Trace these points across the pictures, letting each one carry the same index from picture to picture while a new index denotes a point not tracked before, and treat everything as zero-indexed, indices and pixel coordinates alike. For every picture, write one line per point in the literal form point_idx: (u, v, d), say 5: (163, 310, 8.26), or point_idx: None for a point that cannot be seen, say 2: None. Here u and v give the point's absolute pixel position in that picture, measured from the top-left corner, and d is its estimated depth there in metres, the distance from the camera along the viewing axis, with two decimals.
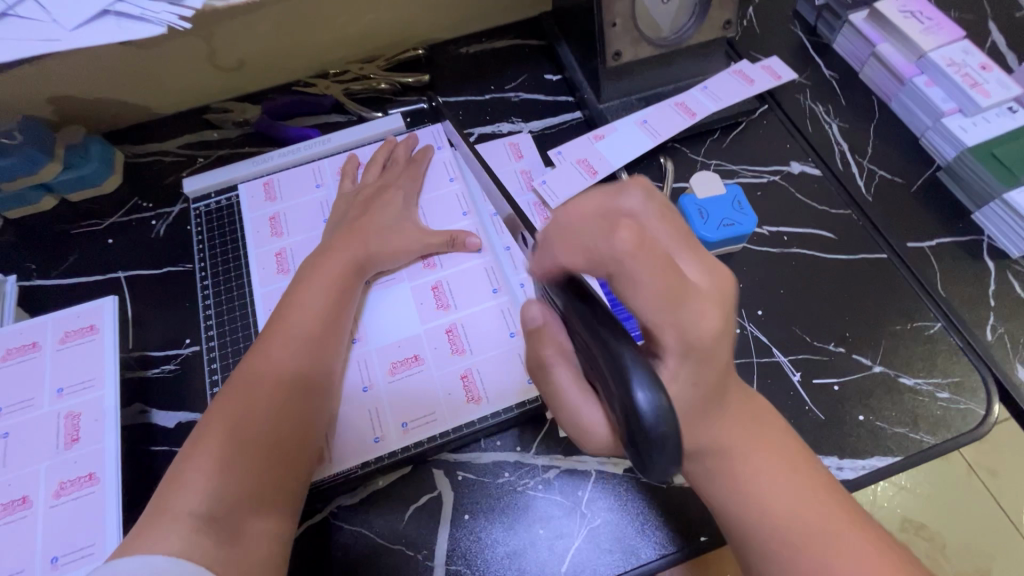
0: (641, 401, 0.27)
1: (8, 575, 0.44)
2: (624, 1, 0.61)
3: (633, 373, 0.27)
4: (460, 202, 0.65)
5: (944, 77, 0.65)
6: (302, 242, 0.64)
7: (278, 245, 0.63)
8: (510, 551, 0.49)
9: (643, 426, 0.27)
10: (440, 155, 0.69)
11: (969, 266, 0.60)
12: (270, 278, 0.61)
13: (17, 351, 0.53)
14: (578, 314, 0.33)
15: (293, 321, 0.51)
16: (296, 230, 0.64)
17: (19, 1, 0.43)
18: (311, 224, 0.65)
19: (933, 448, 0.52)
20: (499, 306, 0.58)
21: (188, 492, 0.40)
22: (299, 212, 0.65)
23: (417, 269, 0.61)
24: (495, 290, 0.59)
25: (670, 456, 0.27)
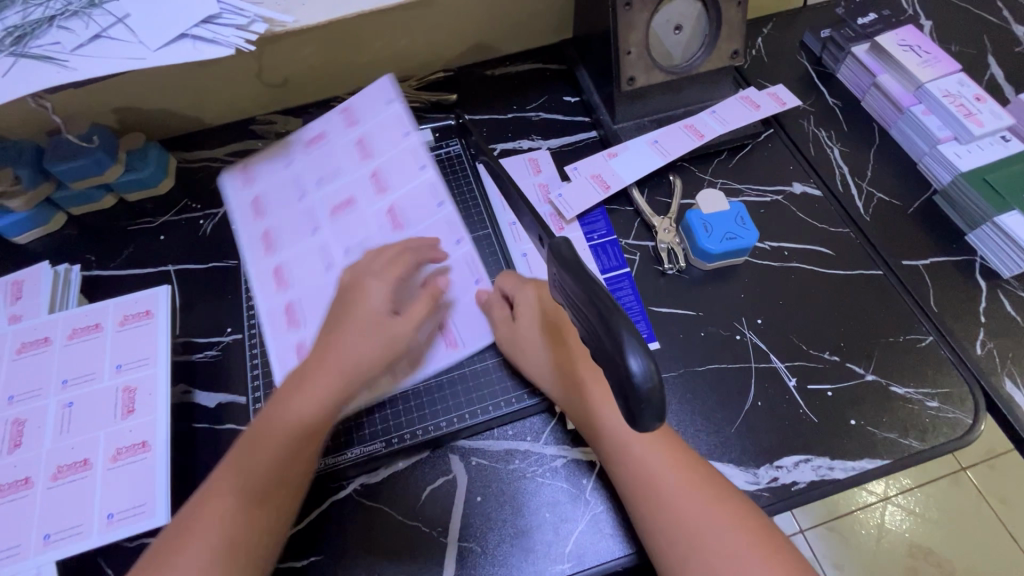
0: (635, 366, 0.32)
1: (68, 528, 0.49)
2: (639, 31, 0.66)
3: (628, 345, 0.32)
4: (416, 156, 0.63)
5: (940, 107, 0.69)
6: (295, 254, 0.63)
7: (272, 262, 0.62)
8: (517, 531, 0.53)
9: (634, 387, 0.32)
10: (392, 107, 0.65)
11: (962, 285, 0.63)
12: (270, 295, 0.61)
13: (82, 330, 0.59)
14: (585, 298, 0.36)
15: (273, 430, 0.49)
16: (289, 242, 0.63)
17: (112, 24, 0.50)
18: (301, 235, 0.63)
19: (921, 453, 0.54)
20: (464, 255, 0.61)
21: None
22: (288, 224, 0.64)
23: (384, 227, 0.62)
24: (458, 239, 0.62)
25: (657, 414, 0.32)
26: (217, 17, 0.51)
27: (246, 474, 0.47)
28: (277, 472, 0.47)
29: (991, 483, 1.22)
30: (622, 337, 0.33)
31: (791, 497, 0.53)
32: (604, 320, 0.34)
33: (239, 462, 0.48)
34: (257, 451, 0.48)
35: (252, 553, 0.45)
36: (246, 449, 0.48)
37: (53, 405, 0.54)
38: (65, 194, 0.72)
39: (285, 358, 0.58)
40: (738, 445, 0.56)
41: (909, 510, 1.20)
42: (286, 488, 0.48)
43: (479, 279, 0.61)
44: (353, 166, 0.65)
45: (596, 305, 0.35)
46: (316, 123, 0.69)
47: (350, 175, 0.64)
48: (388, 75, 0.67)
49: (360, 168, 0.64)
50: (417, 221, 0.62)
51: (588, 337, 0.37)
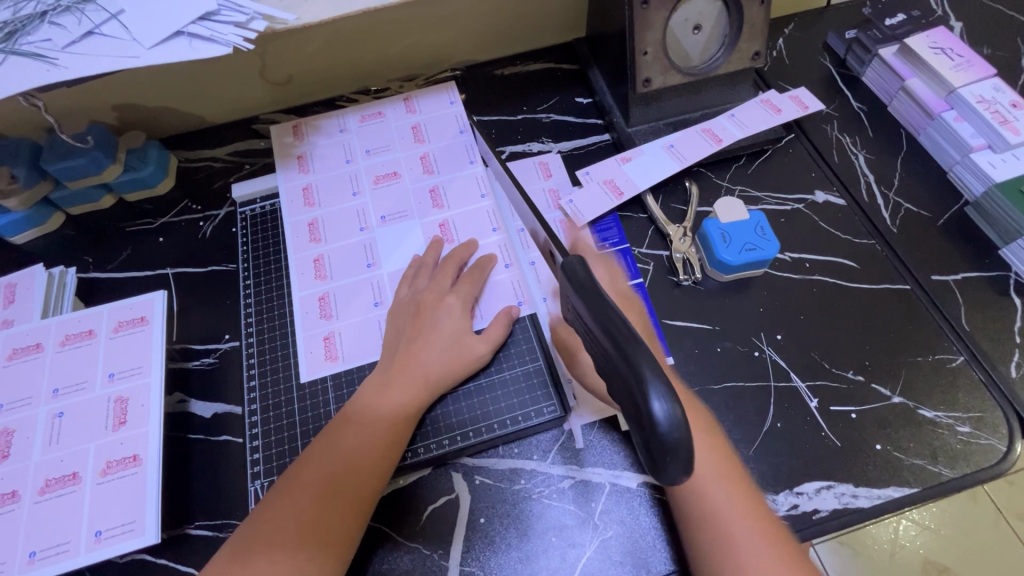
0: (658, 410, 0.31)
1: (54, 546, 0.47)
2: (656, 30, 0.63)
3: (652, 388, 0.31)
4: (479, 184, 0.67)
5: (973, 113, 0.65)
6: (339, 248, 0.64)
7: (316, 252, 0.64)
8: (522, 555, 0.51)
9: (659, 433, 0.31)
10: (461, 137, 0.71)
11: (995, 302, 0.60)
12: (308, 284, 0.62)
13: (74, 337, 0.57)
14: (606, 335, 0.34)
15: (358, 424, 0.52)
16: (335, 238, 0.65)
17: (106, 21, 0.48)
18: (347, 231, 0.65)
19: (951, 482, 0.51)
20: (497, 243, 0.64)
21: (242, 536, 0.46)
22: (336, 220, 0.66)
23: (427, 208, 0.66)
24: (495, 229, 0.65)
25: (683, 467, 0.31)
26: (215, 14, 0.49)
27: (325, 465, 0.49)
28: (361, 460, 0.50)
29: (1011, 500, 1.18)
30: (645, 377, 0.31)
31: (812, 526, 0.50)
32: (622, 354, 0.33)
33: (325, 449, 0.51)
34: (342, 442, 0.51)
35: (327, 529, 0.47)
36: (331, 439, 0.51)
37: (43, 415, 0.53)
38: (63, 194, 0.70)
39: (314, 340, 0.59)
40: (756, 469, 0.53)
41: (923, 525, 1.17)
42: (364, 482, 0.49)
43: (508, 264, 0.62)
44: (415, 177, 0.68)
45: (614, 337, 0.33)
46: (372, 111, 0.74)
47: (409, 190, 0.67)
48: (449, 82, 0.75)
49: (420, 181, 0.68)
50: (469, 230, 0.65)
51: (606, 370, 0.36)
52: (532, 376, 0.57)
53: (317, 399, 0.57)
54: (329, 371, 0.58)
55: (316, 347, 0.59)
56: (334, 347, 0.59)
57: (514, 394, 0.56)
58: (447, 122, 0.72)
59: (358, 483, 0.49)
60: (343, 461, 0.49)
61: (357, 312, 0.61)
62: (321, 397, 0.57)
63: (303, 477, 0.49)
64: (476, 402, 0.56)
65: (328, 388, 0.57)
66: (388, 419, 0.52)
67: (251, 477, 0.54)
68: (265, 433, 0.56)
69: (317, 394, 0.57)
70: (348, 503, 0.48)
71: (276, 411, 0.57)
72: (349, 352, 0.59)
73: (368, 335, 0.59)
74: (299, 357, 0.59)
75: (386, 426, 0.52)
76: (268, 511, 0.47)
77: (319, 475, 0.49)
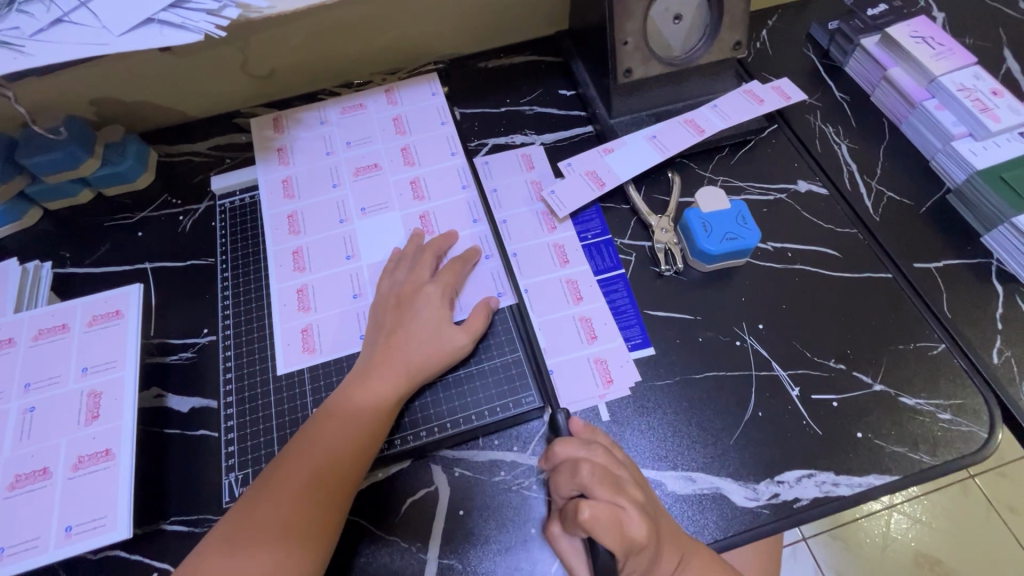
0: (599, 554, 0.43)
1: (24, 542, 0.46)
2: (636, 20, 0.63)
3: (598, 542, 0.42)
4: (460, 175, 0.67)
5: (954, 101, 0.65)
6: (319, 240, 0.64)
7: (295, 243, 0.64)
8: (501, 548, 0.50)
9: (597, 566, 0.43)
10: (443, 129, 0.71)
11: (977, 289, 0.60)
12: (287, 276, 0.62)
13: (48, 331, 0.56)
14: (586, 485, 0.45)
15: (338, 420, 0.51)
16: (314, 230, 0.64)
17: (75, 9, 0.47)
18: (327, 223, 0.65)
19: (932, 468, 0.51)
20: (476, 234, 0.64)
21: (219, 538, 0.45)
22: (315, 212, 0.66)
23: (408, 200, 0.66)
24: (475, 220, 0.65)
25: None
26: (187, 1, 0.48)
27: (306, 463, 0.48)
28: (341, 457, 0.49)
29: (1000, 492, 1.19)
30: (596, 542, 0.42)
31: (792, 514, 0.50)
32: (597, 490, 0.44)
33: (301, 448, 0.50)
34: (320, 441, 0.50)
35: (306, 527, 0.46)
36: (310, 435, 0.50)
37: (14, 409, 0.52)
38: (40, 188, 0.69)
39: (291, 333, 0.59)
40: (737, 458, 0.52)
41: (915, 518, 1.17)
42: (343, 478, 0.49)
43: (489, 255, 0.62)
44: (395, 169, 0.68)
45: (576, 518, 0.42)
46: (353, 104, 0.73)
47: (390, 182, 0.67)
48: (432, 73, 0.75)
49: (401, 173, 0.67)
50: (449, 221, 0.64)
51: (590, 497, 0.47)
52: (511, 366, 0.57)
53: (294, 391, 0.56)
54: (307, 362, 0.57)
55: (293, 340, 0.58)
56: (311, 339, 0.58)
57: (494, 385, 0.56)
58: (429, 115, 0.72)
59: (335, 481, 0.48)
60: (322, 460, 0.49)
61: (335, 304, 0.60)
62: (298, 389, 0.56)
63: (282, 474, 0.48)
64: (456, 394, 0.56)
65: (305, 380, 0.57)
66: (367, 414, 0.51)
67: (226, 469, 0.53)
68: (242, 426, 0.55)
69: (295, 386, 0.56)
70: (328, 500, 0.47)
71: (252, 404, 0.56)
72: (327, 343, 0.58)
73: (347, 326, 0.59)
74: (276, 349, 0.58)
75: (366, 423, 0.51)
76: (246, 512, 0.46)
77: (300, 474, 0.48)
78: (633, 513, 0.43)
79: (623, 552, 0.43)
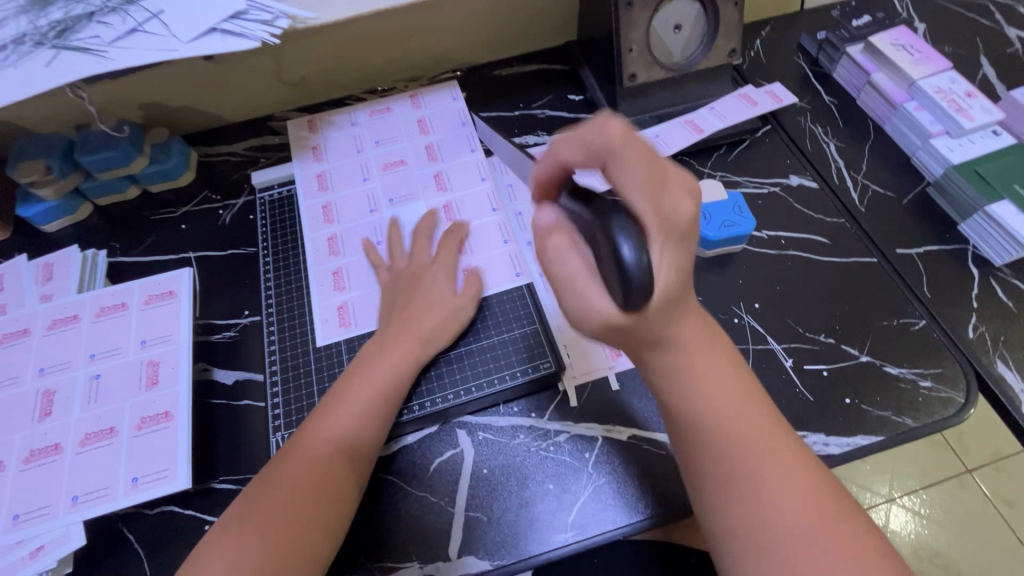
0: (627, 255, 0.34)
1: (96, 490, 0.52)
2: (640, 29, 0.70)
3: (619, 233, 0.34)
4: (480, 170, 0.73)
5: (931, 102, 0.71)
6: (352, 228, 0.70)
7: (330, 230, 0.70)
8: (522, 501, 0.55)
9: (625, 272, 0.34)
10: (463, 128, 0.77)
11: (955, 271, 0.65)
12: (324, 259, 0.68)
13: (109, 309, 0.62)
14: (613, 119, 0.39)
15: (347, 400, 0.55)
16: (346, 218, 0.70)
17: (148, 20, 0.54)
18: (359, 213, 0.71)
19: (914, 429, 0.56)
20: (497, 221, 0.69)
21: (242, 524, 0.46)
22: (348, 202, 0.72)
23: (432, 190, 0.72)
24: (495, 209, 0.70)
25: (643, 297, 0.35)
26: (246, 14, 0.55)
27: (323, 446, 0.52)
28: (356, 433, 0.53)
29: (997, 486, 1.22)
30: (613, 226, 0.35)
31: None
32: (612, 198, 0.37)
33: (282, 477, 0.50)
34: (307, 462, 0.51)
35: (332, 501, 0.50)
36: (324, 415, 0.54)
37: (82, 377, 0.57)
38: (93, 185, 0.75)
39: (328, 309, 0.64)
40: None
41: (915, 512, 1.20)
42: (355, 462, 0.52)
43: (507, 240, 0.68)
44: (420, 164, 0.74)
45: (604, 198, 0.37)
46: (380, 107, 0.80)
47: (415, 175, 0.73)
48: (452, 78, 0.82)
49: (425, 167, 0.74)
50: (469, 210, 0.70)
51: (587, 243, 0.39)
52: (530, 338, 0.62)
53: (332, 362, 0.62)
54: (341, 336, 0.63)
55: (329, 315, 0.64)
56: (346, 314, 0.64)
57: (513, 354, 0.61)
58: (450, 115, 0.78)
59: (333, 496, 0.50)
60: (333, 449, 0.52)
61: (367, 283, 0.66)
62: (335, 359, 0.62)
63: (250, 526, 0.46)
64: (479, 363, 0.61)
65: (342, 351, 0.62)
66: (349, 435, 0.53)
67: (273, 430, 0.59)
68: (286, 394, 0.60)
69: (333, 356, 0.62)
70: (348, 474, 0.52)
71: (296, 373, 0.61)
72: (361, 319, 0.64)
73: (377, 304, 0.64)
74: (315, 329, 0.63)
75: (343, 457, 0.52)
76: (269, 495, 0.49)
77: (320, 454, 0.51)
78: (679, 201, 0.38)
79: (655, 228, 0.36)
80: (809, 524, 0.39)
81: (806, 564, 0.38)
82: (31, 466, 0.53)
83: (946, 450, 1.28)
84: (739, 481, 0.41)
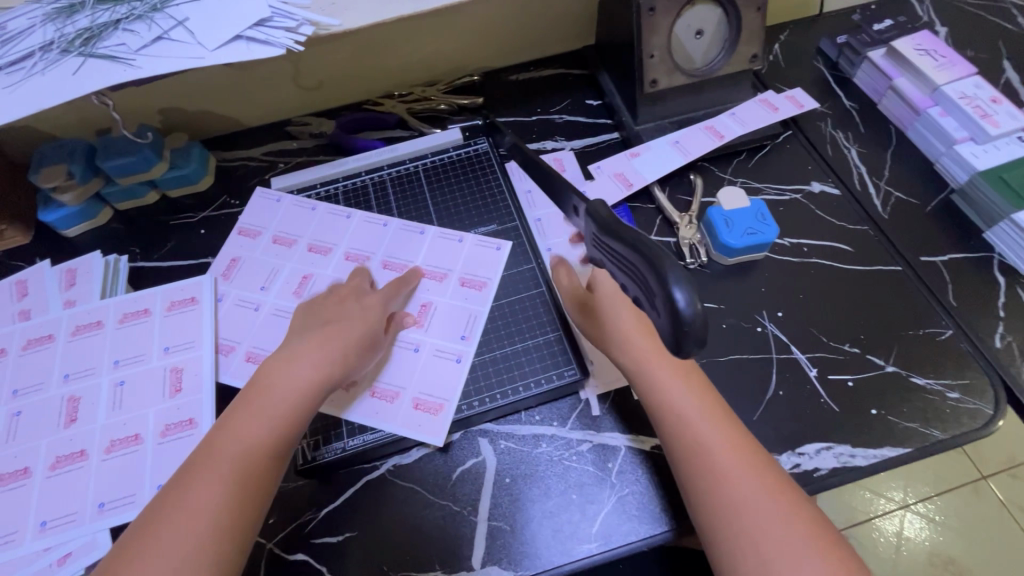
0: (681, 299, 0.37)
1: (121, 498, 0.52)
2: (662, 35, 0.69)
3: (674, 282, 0.38)
4: (372, 223, 0.71)
5: (956, 108, 0.70)
6: (265, 334, 0.62)
7: (242, 350, 0.61)
8: (546, 510, 0.55)
9: (680, 316, 0.37)
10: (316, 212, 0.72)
11: (982, 280, 0.64)
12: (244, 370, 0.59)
13: (132, 315, 0.62)
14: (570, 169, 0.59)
15: (256, 405, 0.50)
16: (247, 332, 0.62)
17: (173, 28, 0.54)
18: (274, 322, 0.62)
19: (941, 441, 0.55)
20: (438, 232, 0.70)
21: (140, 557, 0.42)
22: (239, 323, 0.63)
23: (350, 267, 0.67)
24: (422, 230, 0.70)
25: (698, 339, 0.38)
26: (270, 21, 0.55)
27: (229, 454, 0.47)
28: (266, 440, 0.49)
29: (1013, 493, 1.21)
30: (669, 277, 0.38)
31: (813, 483, 0.54)
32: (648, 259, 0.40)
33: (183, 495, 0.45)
34: (210, 476, 0.46)
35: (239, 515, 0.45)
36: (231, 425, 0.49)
37: (106, 383, 0.58)
38: (113, 190, 0.76)
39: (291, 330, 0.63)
40: (759, 432, 0.57)
41: (929, 518, 1.19)
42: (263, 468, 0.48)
43: (461, 237, 0.69)
44: (311, 261, 0.68)
45: (643, 256, 0.41)
46: (226, 261, 0.69)
47: (323, 261, 0.68)
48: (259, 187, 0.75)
49: (329, 258, 0.68)
50: (410, 253, 0.69)
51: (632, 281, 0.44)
52: (553, 345, 0.62)
53: None
54: (444, 419, 0.58)
55: None
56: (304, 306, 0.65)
57: (536, 362, 0.61)
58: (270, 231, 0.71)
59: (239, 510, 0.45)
60: (237, 457, 0.47)
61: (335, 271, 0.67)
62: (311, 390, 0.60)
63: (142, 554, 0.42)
64: (505, 370, 0.61)
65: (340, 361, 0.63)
66: (257, 443, 0.49)
67: None
68: None
69: None
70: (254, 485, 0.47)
71: None
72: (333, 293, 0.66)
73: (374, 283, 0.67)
74: (408, 434, 0.57)
75: (247, 463, 0.47)
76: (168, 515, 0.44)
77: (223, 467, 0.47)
78: None
79: None
80: (761, 482, 0.46)
81: (777, 530, 0.43)
82: (58, 472, 0.53)
83: (961, 456, 1.26)
84: (712, 459, 0.47)
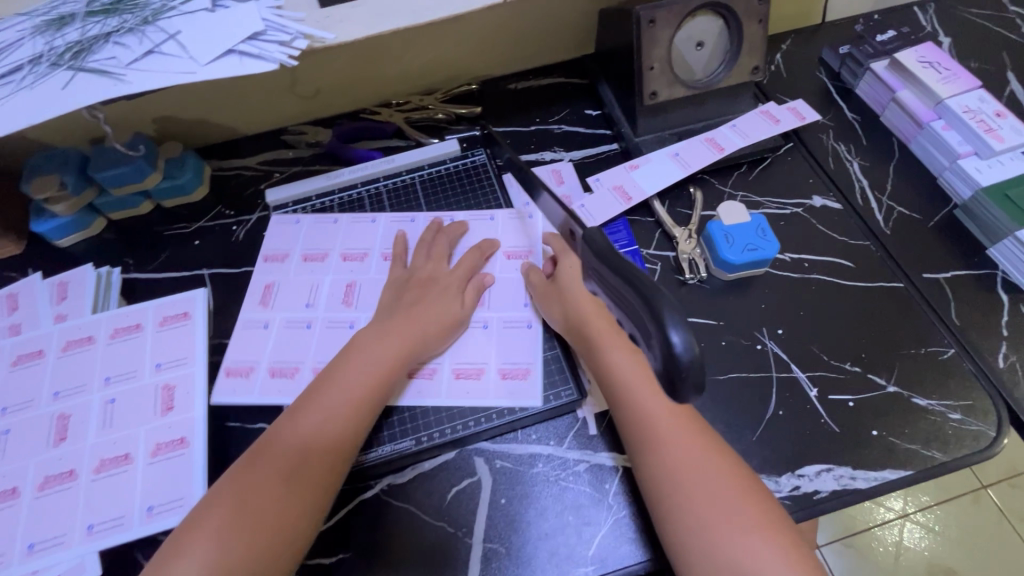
0: (677, 342, 0.35)
1: (109, 519, 0.51)
2: (662, 47, 0.68)
3: (670, 326, 0.36)
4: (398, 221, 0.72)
5: (960, 122, 0.69)
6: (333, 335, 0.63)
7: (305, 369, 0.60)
8: (541, 533, 0.54)
9: (678, 359, 0.35)
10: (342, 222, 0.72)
11: (984, 298, 0.63)
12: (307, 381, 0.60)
13: (123, 330, 0.61)
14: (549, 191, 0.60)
15: (314, 403, 0.53)
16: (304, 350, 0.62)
17: (165, 41, 0.53)
18: (335, 329, 0.63)
19: (943, 464, 0.55)
20: (471, 214, 0.72)
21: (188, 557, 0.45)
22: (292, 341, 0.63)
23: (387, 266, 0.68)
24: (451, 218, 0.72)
25: (695, 385, 0.36)
26: (263, 34, 0.54)
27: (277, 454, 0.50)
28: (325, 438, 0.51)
29: (1014, 503, 1.20)
30: (664, 316, 0.36)
31: (813, 506, 0.54)
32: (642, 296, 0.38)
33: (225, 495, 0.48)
34: (259, 476, 0.49)
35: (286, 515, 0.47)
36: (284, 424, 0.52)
37: (97, 400, 0.57)
38: (106, 200, 0.75)
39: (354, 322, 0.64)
40: (759, 453, 0.56)
41: (928, 528, 1.19)
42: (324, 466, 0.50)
43: (492, 215, 0.72)
44: (341, 269, 0.68)
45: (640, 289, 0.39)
46: (261, 287, 0.68)
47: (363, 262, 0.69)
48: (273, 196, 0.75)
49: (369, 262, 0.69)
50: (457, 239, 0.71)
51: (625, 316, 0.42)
52: (552, 362, 0.61)
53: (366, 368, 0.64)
54: (534, 380, 0.60)
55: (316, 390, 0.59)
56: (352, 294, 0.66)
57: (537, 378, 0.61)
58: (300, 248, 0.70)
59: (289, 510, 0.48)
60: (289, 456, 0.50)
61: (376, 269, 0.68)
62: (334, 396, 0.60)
63: (184, 549, 0.45)
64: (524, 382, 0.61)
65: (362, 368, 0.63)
66: (309, 442, 0.51)
67: None
68: None
69: None
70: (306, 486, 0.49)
71: None
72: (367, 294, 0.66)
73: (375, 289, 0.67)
74: (506, 402, 0.59)
75: (297, 463, 0.50)
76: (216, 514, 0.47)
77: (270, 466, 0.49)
78: None
79: None
80: (722, 473, 0.48)
81: (738, 517, 0.46)
82: (47, 493, 0.53)
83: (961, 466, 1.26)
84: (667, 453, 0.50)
